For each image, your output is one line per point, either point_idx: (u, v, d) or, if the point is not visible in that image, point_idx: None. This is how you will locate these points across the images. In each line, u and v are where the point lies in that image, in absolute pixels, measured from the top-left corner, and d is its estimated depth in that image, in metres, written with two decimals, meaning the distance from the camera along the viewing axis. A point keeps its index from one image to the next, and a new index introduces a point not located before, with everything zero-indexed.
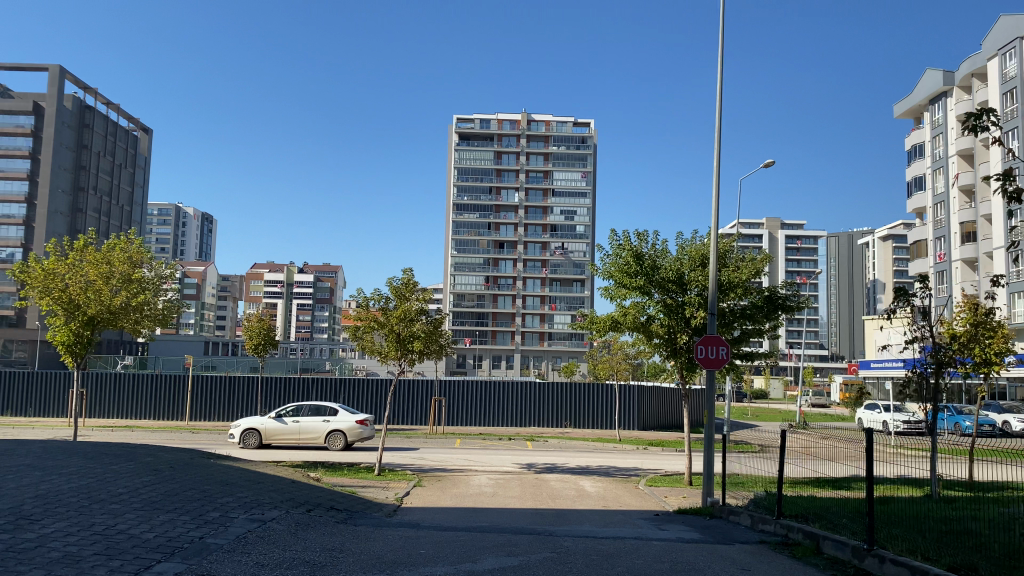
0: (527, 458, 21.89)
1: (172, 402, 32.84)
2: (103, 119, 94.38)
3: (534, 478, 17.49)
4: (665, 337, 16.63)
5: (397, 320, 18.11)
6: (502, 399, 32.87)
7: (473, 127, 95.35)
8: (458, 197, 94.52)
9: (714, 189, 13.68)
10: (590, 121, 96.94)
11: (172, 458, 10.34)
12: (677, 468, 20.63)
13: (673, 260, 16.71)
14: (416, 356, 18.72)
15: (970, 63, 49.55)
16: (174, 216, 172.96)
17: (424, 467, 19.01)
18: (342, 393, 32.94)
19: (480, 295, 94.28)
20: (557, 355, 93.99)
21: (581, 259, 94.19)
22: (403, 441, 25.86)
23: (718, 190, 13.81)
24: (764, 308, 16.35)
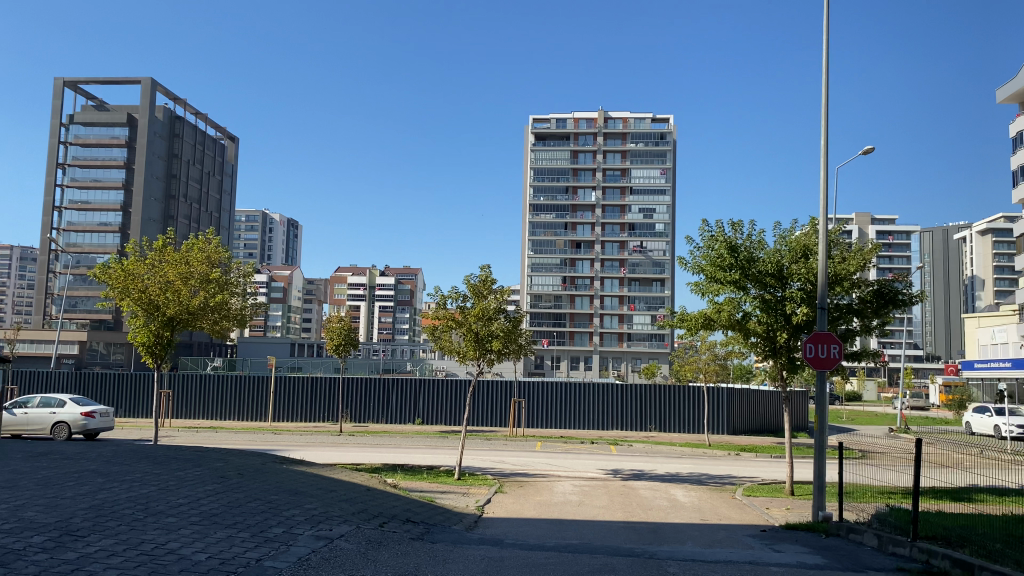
0: (612, 464, 20.92)
1: (255, 403, 33.09)
2: (192, 128, 97.55)
3: (620, 486, 16.52)
4: (763, 335, 15.50)
5: (474, 318, 17.43)
6: (584, 401, 31.93)
7: (549, 127, 94.72)
8: (534, 198, 93.93)
9: (822, 175, 12.47)
10: (669, 116, 94.62)
11: (243, 463, 9.82)
12: (773, 476, 19.32)
13: (771, 253, 15.56)
14: (495, 356, 18.00)
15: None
16: (261, 223, 178.18)
17: (504, 471, 18.27)
18: (421, 394, 32.56)
19: (558, 296, 93.39)
20: (637, 356, 92.29)
21: (661, 258, 92.50)
22: (483, 444, 25.22)
23: (826, 176, 12.60)
24: (874, 303, 15.02)
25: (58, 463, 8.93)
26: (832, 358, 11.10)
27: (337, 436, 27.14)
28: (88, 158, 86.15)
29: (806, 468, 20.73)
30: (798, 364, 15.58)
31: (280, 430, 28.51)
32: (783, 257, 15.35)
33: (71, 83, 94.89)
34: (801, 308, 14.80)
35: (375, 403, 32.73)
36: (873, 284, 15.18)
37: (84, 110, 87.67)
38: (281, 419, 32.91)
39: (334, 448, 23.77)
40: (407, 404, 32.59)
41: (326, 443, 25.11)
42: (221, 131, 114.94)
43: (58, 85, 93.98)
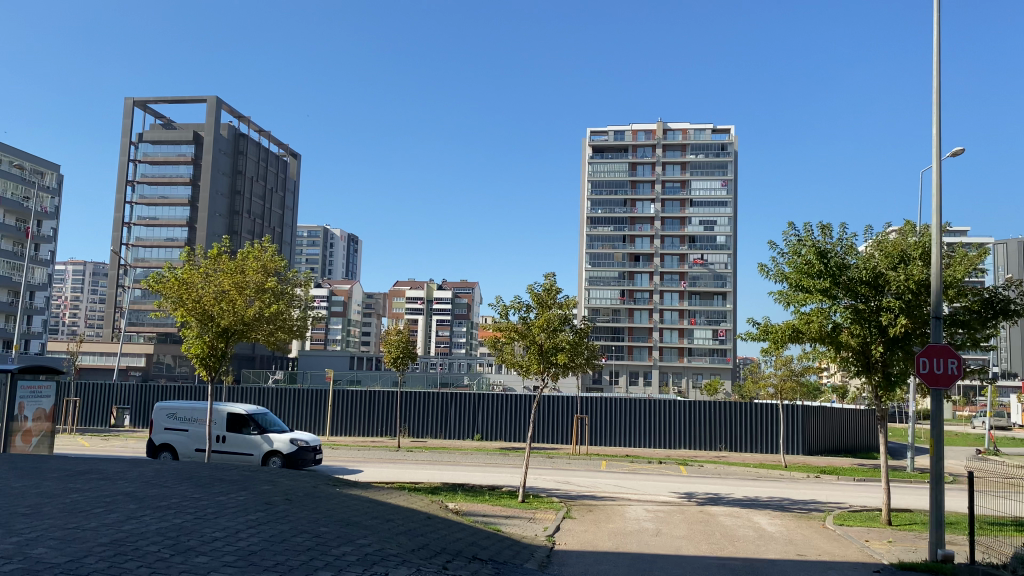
0: (685, 486, 19.68)
1: (313, 417, 32.64)
2: (255, 145, 99.23)
3: (698, 513, 15.29)
4: (856, 349, 14.13)
5: (538, 329, 16.44)
6: (650, 418, 30.62)
7: (607, 140, 93.66)
8: (592, 211, 92.76)
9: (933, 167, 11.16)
10: (730, 126, 92.59)
11: (292, 485, 9.01)
12: (862, 502, 17.81)
13: (864, 259, 14.26)
14: (560, 370, 16.95)
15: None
16: (322, 238, 180.79)
17: (570, 494, 17.21)
18: (480, 409, 31.63)
19: (616, 309, 91.70)
20: (698, 371, 90.00)
21: (723, 271, 89.98)
22: (545, 463, 24.18)
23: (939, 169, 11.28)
24: (982, 313, 13.53)
25: (95, 484, 8.21)
26: (956, 374, 9.66)
27: (395, 452, 26.43)
28: (156, 175, 88.15)
29: (896, 495, 19.16)
30: (896, 381, 14.15)
31: (337, 445, 27.92)
32: (878, 261, 14.01)
33: (140, 102, 97.48)
34: (898, 318, 13.44)
35: (433, 418, 31.95)
36: (981, 292, 13.69)
37: (152, 129, 89.86)
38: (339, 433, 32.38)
39: (392, 464, 23.05)
40: (466, 419, 31.69)
41: (384, 459, 24.41)
42: (283, 147, 116.85)
43: (128, 105, 96.66)
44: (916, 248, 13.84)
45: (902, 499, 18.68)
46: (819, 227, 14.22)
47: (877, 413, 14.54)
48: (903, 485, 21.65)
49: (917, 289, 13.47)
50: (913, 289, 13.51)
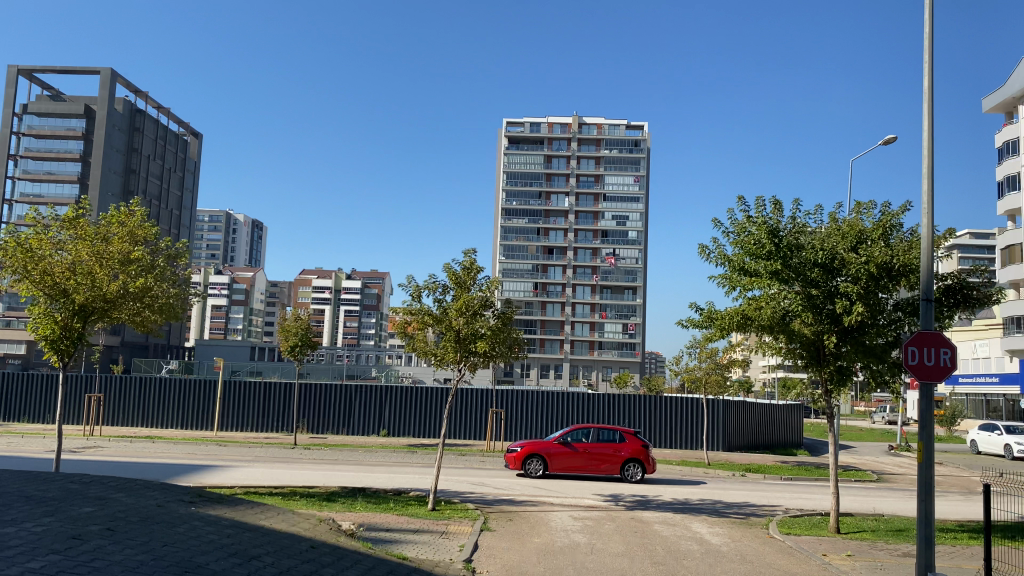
0: (608, 486, 18.14)
1: (201, 411, 29.77)
2: (153, 122, 93.40)
3: (631, 521, 13.62)
4: (809, 340, 12.77)
5: (456, 314, 14.46)
6: (568, 413, 29.14)
7: (522, 131, 92.06)
8: (506, 202, 91.14)
9: (926, 123, 9.70)
10: (644, 123, 92.84)
11: (127, 506, 6.74)
12: (799, 504, 16.60)
13: (821, 238, 12.86)
14: (479, 360, 15.04)
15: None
16: (224, 223, 173.53)
17: (486, 499, 15.32)
18: (386, 403, 29.45)
19: (529, 302, 90.37)
20: (608, 365, 89.71)
21: (633, 266, 90.13)
22: (458, 461, 22.28)
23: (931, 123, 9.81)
24: (944, 300, 12.36)
25: None
26: (949, 368, 8.29)
27: (291, 449, 23.98)
28: (42, 150, 81.66)
29: (828, 495, 18.18)
30: (847, 373, 12.89)
31: (226, 441, 25.32)
32: (835, 242, 12.65)
33: (25, 71, 90.31)
34: (853, 304, 12.16)
35: (335, 412, 29.58)
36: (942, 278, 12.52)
37: (38, 100, 83.41)
38: (230, 428, 29.63)
39: (287, 464, 20.62)
40: (370, 414, 29.47)
41: (278, 458, 21.97)
42: (184, 126, 110.79)
43: (12, 72, 89.39)
44: (875, 228, 12.56)
45: (838, 501, 17.64)
46: (772, 201, 12.70)
47: (826, 409, 13.27)
48: (833, 486, 20.76)
49: (878, 273, 12.17)
50: (872, 274, 12.20)
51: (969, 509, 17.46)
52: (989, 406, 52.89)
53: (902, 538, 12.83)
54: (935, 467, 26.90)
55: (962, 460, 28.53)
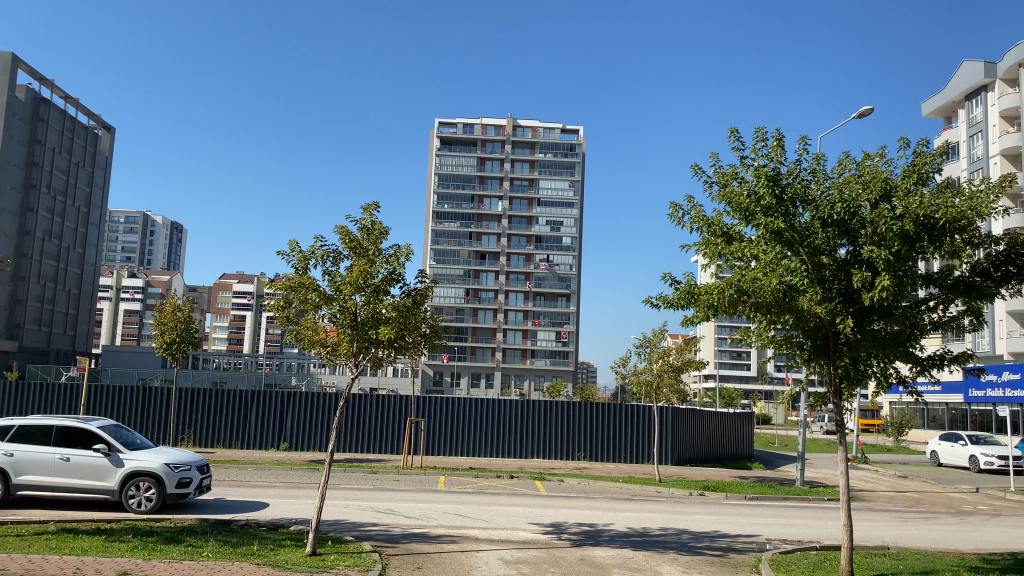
0: (546, 513, 14.78)
1: (66, 421, 25.42)
2: (60, 114, 86.51)
3: (579, 564, 10.32)
4: (819, 324, 9.66)
5: (351, 289, 10.77)
6: (499, 422, 25.73)
7: (455, 132, 88.67)
8: (437, 205, 87.37)
9: None
10: (579, 127, 90.73)
11: None
12: (782, 534, 13.52)
13: (837, 186, 9.74)
14: (384, 352, 11.47)
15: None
16: (142, 225, 165.25)
17: (390, 536, 11.81)
18: (288, 411, 25.55)
19: (460, 309, 86.66)
20: (540, 373, 86.69)
21: (567, 272, 87.46)
22: (367, 481, 18.64)
23: None
24: (995, 270, 9.46)
25: None
26: None
27: None
28: None
29: (811, 522, 15.22)
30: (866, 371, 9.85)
31: None
32: (857, 192, 9.58)
33: None
34: (880, 276, 9.11)
35: (227, 422, 25.59)
36: (993, 243, 9.54)
37: None
38: None
39: None
40: (269, 424, 25.54)
41: None
42: (95, 119, 103.87)
43: None
44: (906, 176, 9.50)
45: (824, 527, 14.71)
46: (779, 137, 9.42)
47: (837, 417, 10.23)
48: (807, 507, 17.92)
49: (917, 231, 9.07)
50: (905, 235, 9.12)
51: (973, 536, 14.77)
52: (929, 415, 51.62)
53: None
54: (902, 481, 24.51)
55: (929, 474, 26.29)
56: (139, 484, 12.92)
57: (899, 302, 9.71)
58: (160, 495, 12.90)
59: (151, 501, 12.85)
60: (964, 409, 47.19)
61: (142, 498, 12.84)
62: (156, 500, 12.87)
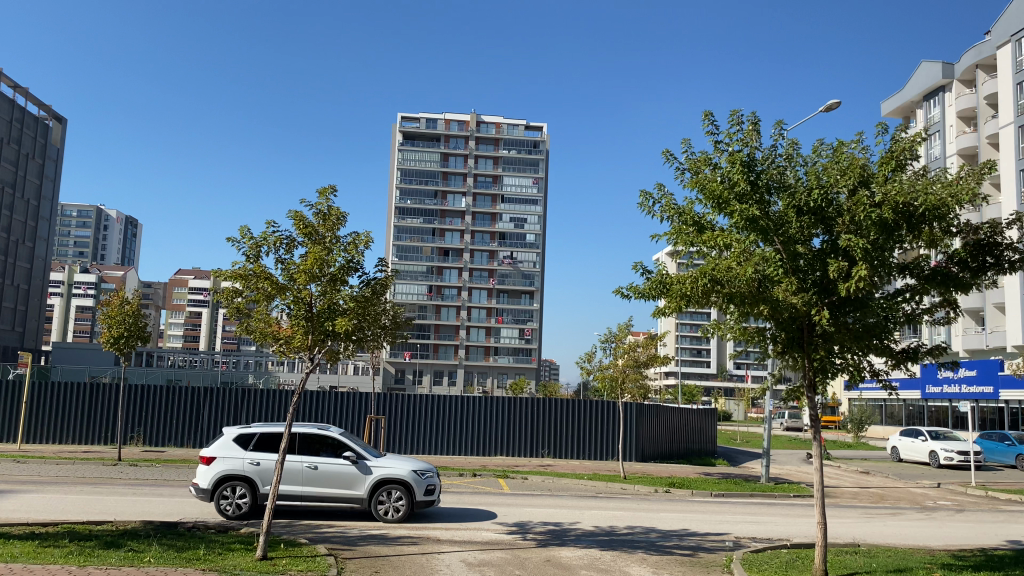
0: (510, 512, 14.32)
1: (9, 419, 24.36)
2: (9, 103, 83.75)
3: (546, 565, 9.87)
4: (793, 314, 9.31)
5: (306, 278, 10.21)
6: (462, 419, 25.21)
7: (418, 127, 87.78)
8: (400, 200, 86.46)
9: None
10: (543, 124, 90.50)
11: None
12: (751, 531, 13.24)
13: (812, 174, 9.44)
14: (341, 345, 10.94)
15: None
16: (95, 219, 161.40)
17: (346, 538, 11.26)
18: (243, 408, 24.77)
19: (423, 306, 85.86)
20: (504, 370, 86.22)
21: (530, 270, 87.16)
22: None
23: None
24: (974, 260, 9.21)
25: None
26: None
27: (111, 466, 19.03)
28: None
29: (780, 519, 14.97)
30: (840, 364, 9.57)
31: (31, 455, 20.05)
32: (834, 179, 9.26)
33: None
34: (857, 266, 8.79)
35: (179, 419, 24.73)
36: (969, 231, 9.30)
37: None
38: (42, 441, 24.29)
39: (97, 486, 15.80)
40: (223, 421, 24.72)
41: (86, 478, 17.05)
42: (46, 109, 100.92)
43: None
44: (884, 162, 9.22)
45: (792, 524, 14.47)
46: (754, 121, 9.08)
47: (810, 413, 9.94)
48: (773, 503, 17.72)
49: (895, 218, 8.79)
50: (883, 223, 8.85)
51: (940, 531, 14.66)
52: (886, 412, 52.28)
53: None
54: (864, 478, 24.54)
55: (891, 470, 26.40)
56: (388, 493, 12.67)
57: (875, 294, 9.44)
58: (410, 504, 12.66)
59: (369, 502, 12.53)
60: (921, 406, 47.84)
61: (393, 506, 12.61)
62: (406, 509, 12.64)
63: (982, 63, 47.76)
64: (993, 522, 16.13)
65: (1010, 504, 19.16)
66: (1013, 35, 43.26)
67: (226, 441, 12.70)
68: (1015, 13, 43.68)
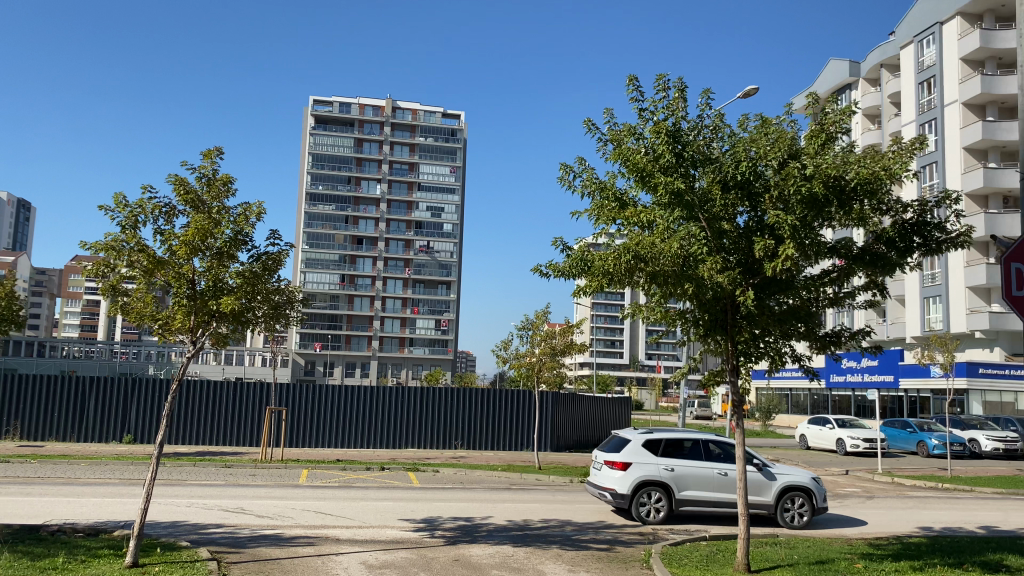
0: (418, 507, 13.49)
1: None
2: None
3: (454, 565, 9.10)
4: (717, 296, 8.79)
5: (187, 251, 9.14)
6: (370, 411, 24.17)
7: (331, 111, 85.28)
8: (312, 186, 83.93)
9: None
10: (460, 113, 89.53)
11: None
12: (668, 523, 12.80)
13: (739, 147, 8.92)
14: (228, 327, 9.90)
15: (951, 3, 42.05)
16: None
17: (235, 539, 10.22)
18: (133, 400, 23.09)
19: (335, 295, 83.80)
20: (418, 362, 84.80)
21: (447, 260, 86.29)
22: (220, 477, 16.76)
23: None
24: (902, 241, 8.87)
25: None
26: None
27: None
28: None
29: None
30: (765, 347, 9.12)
31: None
32: (762, 152, 8.76)
33: None
34: (785, 245, 8.31)
35: (62, 412, 22.90)
36: (897, 210, 8.95)
37: None
38: None
39: None
40: (111, 414, 23.00)
41: None
42: None
43: None
44: (813, 136, 8.79)
45: None
46: (682, 86, 8.49)
47: (733, 400, 9.48)
48: None
49: (825, 194, 8.34)
50: (813, 199, 8.39)
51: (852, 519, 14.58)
52: (792, 401, 53.72)
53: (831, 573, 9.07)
54: None
55: (800, 458, 26.73)
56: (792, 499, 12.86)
57: (802, 275, 9.01)
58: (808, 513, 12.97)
59: (774, 509, 12.71)
60: (825, 394, 49.21)
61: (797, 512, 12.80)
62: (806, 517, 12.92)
63: (886, 62, 49.31)
64: (902, 509, 16.23)
65: (915, 489, 19.48)
66: (917, 35, 44.69)
67: (635, 445, 12.85)
68: (918, 14, 45.09)
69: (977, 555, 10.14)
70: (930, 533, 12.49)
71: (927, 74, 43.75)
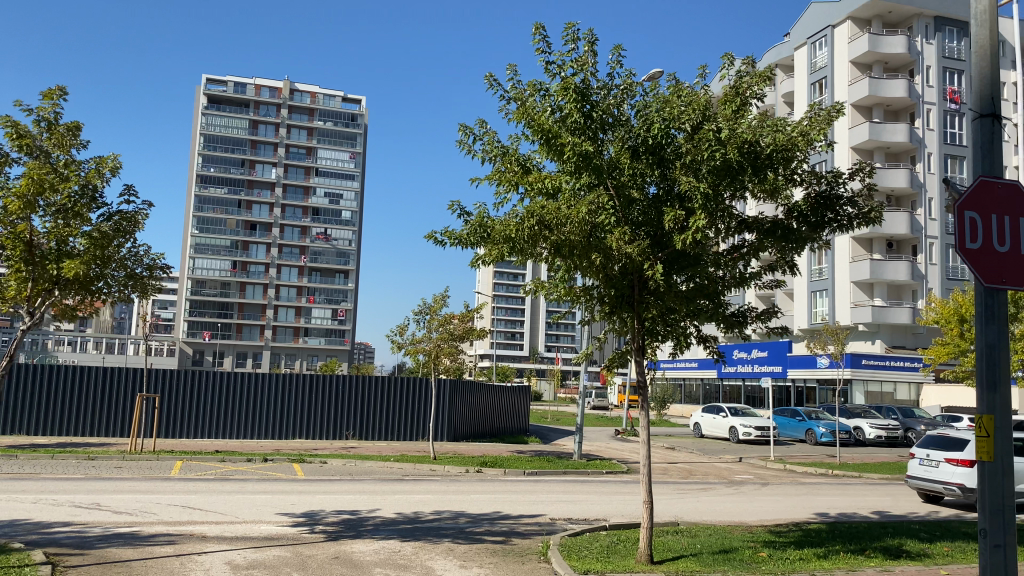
0: (301, 500, 12.44)
1: None
2: None
3: (333, 563, 8.17)
4: (623, 269, 8.17)
5: (21, 207, 7.84)
6: (256, 399, 22.75)
7: (224, 90, 81.54)
8: (203, 167, 80.16)
9: None
10: (361, 97, 87.33)
11: None
12: (567, 512, 12.19)
13: (650, 107, 8.31)
14: (73, 297, 8.63)
15: (842, 7, 43.40)
16: None
17: (82, 540, 8.97)
18: None
19: (225, 283, 80.39)
20: (314, 353, 82.31)
21: (345, 248, 84.06)
22: (79, 470, 15.16)
23: None
24: (813, 214, 8.50)
25: None
26: None
27: None
28: None
29: (594, 498, 14.11)
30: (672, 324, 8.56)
31: None
32: (675, 114, 8.17)
33: None
34: (697, 214, 7.73)
35: None
36: (810, 181, 8.56)
37: None
38: None
39: None
40: None
41: None
42: None
43: None
44: (727, 100, 8.30)
45: (608, 503, 13.64)
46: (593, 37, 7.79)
47: (639, 381, 8.93)
48: (587, 481, 17.01)
49: (739, 160, 7.82)
50: (727, 165, 7.85)
51: (751, 506, 14.40)
52: (685, 391, 54.81)
53: (737, 563, 8.63)
54: (671, 454, 24.65)
55: (695, 446, 26.85)
56: None
57: (711, 248, 8.50)
58: None
59: None
60: (717, 384, 50.34)
61: None
62: None
63: (781, 63, 50.64)
64: (797, 495, 16.24)
65: (806, 476, 19.70)
66: (810, 37, 45.99)
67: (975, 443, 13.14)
68: (812, 15, 46.41)
69: (878, 540, 9.95)
70: (826, 518, 12.33)
71: (818, 75, 45.10)
